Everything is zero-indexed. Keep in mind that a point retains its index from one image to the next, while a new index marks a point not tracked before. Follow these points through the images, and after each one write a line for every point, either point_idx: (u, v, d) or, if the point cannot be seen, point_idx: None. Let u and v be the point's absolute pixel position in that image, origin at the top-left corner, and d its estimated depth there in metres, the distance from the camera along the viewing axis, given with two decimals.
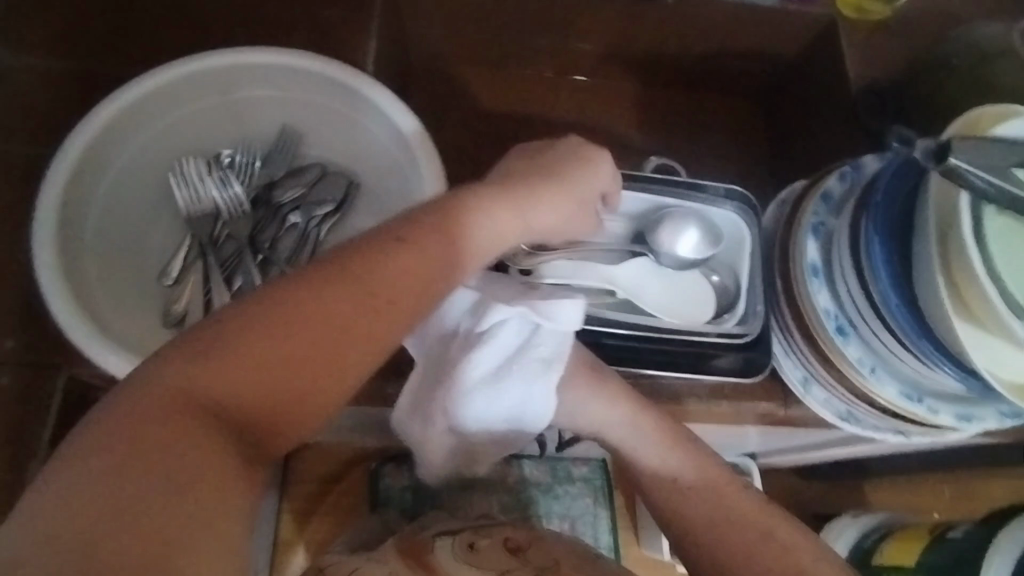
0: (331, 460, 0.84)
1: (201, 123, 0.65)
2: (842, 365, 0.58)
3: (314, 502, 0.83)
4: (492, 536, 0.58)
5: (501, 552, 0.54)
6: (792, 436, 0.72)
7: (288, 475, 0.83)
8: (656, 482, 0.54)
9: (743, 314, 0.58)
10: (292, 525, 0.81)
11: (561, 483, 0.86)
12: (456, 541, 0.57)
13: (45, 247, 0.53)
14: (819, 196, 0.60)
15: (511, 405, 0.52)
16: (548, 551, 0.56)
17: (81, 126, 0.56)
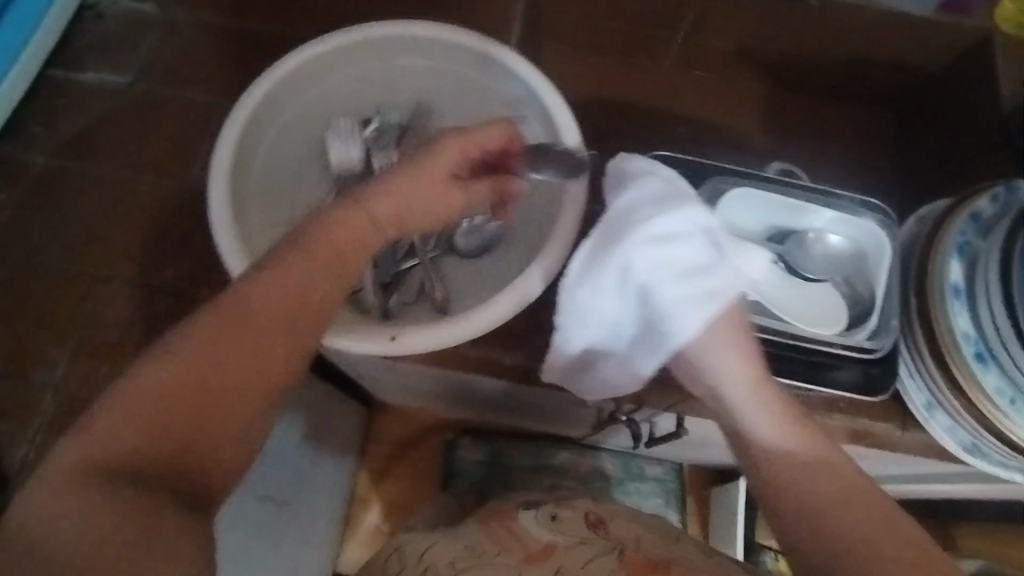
0: (408, 425, 0.96)
1: (354, 89, 0.69)
2: (976, 395, 0.55)
3: (391, 464, 0.95)
4: (574, 507, 0.59)
5: (582, 525, 0.55)
6: (903, 463, 0.69)
7: (370, 433, 0.95)
8: (763, 456, 0.45)
9: (875, 328, 0.57)
10: (368, 481, 0.94)
11: (634, 478, 0.95)
12: (539, 510, 0.58)
13: (218, 189, 0.58)
14: (966, 214, 0.58)
15: (650, 310, 0.49)
16: (629, 525, 0.56)
17: (256, 82, 0.61)
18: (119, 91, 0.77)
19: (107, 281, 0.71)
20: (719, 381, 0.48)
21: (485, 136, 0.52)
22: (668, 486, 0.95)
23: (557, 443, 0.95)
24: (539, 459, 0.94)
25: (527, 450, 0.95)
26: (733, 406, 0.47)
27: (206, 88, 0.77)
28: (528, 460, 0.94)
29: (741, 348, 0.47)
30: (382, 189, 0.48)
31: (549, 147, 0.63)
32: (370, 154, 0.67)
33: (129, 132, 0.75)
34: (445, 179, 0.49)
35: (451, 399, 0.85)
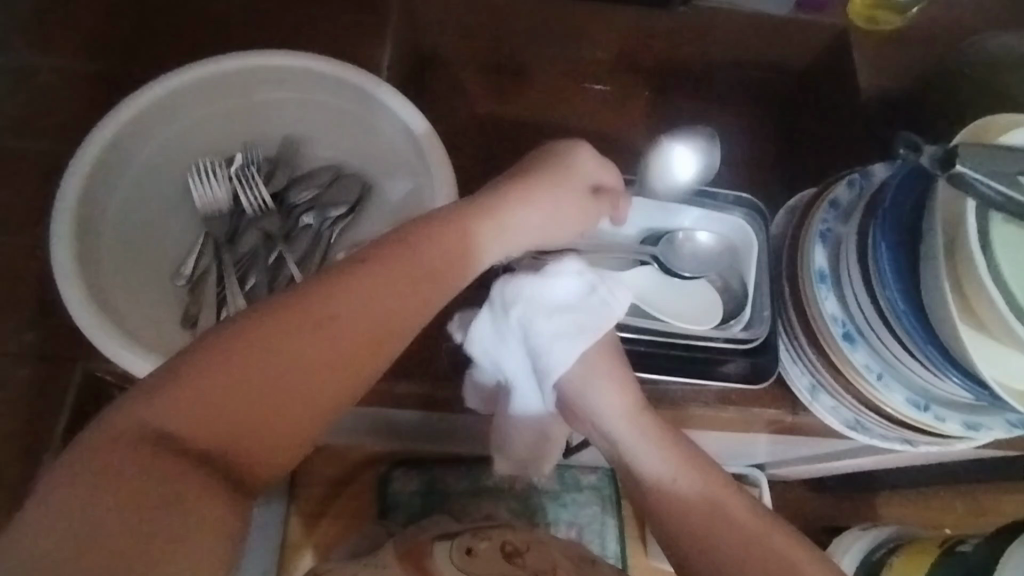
0: (337, 463, 0.92)
1: (217, 125, 0.66)
2: (850, 372, 0.58)
3: (324, 506, 0.91)
4: (490, 538, 0.58)
5: (499, 557, 0.55)
6: (807, 447, 0.72)
7: (298, 479, 0.91)
8: (677, 507, 0.52)
9: (750, 319, 0.59)
10: (300, 528, 0.90)
11: (569, 490, 0.94)
12: (455, 544, 0.58)
13: (62, 245, 0.55)
14: (826, 204, 0.61)
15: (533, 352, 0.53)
16: (545, 555, 0.57)
17: (98, 126, 0.58)
18: None
19: None
20: (609, 420, 0.55)
21: (583, 153, 0.57)
22: (604, 493, 0.95)
23: (493, 462, 0.92)
24: (477, 481, 0.91)
25: (460, 475, 0.92)
26: (628, 458, 0.55)
27: (53, 128, 0.70)
28: (464, 483, 0.91)
29: (629, 408, 0.55)
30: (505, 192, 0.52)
31: (422, 173, 0.64)
32: (237, 193, 0.65)
33: None
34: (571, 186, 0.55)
35: (376, 432, 0.82)
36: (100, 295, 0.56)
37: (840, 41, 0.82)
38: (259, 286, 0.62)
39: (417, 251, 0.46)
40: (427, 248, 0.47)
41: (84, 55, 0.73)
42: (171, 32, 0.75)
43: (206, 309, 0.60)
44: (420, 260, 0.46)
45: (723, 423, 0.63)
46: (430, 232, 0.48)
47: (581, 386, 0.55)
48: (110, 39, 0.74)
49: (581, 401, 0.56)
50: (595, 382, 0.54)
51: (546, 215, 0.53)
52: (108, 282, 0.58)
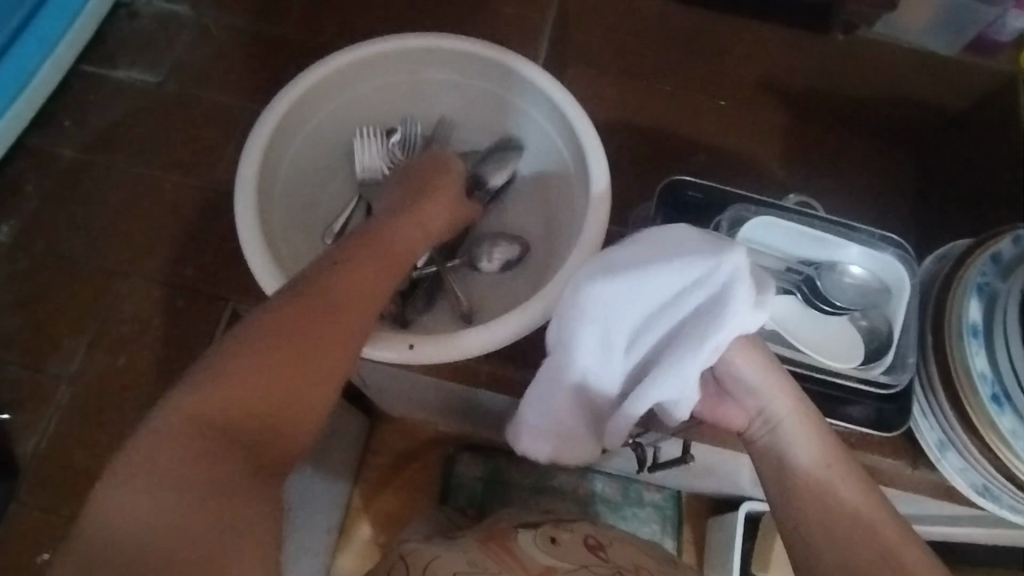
0: (413, 437, 0.97)
1: (383, 98, 0.70)
2: (992, 440, 0.55)
3: (388, 479, 0.95)
4: (573, 532, 0.60)
5: (582, 548, 0.56)
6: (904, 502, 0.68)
7: (371, 445, 0.96)
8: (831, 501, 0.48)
9: (891, 363, 0.57)
10: (362, 496, 0.94)
11: (631, 503, 0.95)
12: (538, 532, 0.59)
13: (245, 193, 0.58)
14: (987, 255, 0.58)
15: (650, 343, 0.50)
16: (629, 553, 0.57)
17: (291, 84, 0.62)
18: (149, 88, 0.78)
19: (125, 276, 0.72)
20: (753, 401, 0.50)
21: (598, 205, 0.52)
22: (667, 513, 0.95)
23: (558, 464, 0.95)
24: (541, 479, 0.94)
25: (530, 470, 0.94)
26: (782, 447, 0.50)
27: (236, 86, 0.78)
28: (529, 479, 0.94)
29: (782, 397, 0.50)
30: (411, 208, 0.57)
31: (572, 166, 0.64)
32: (391, 160, 0.69)
33: (158, 129, 0.77)
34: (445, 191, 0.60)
35: (451, 414, 0.86)
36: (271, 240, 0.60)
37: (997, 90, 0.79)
38: None
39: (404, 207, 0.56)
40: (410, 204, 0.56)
41: (270, 25, 0.81)
42: (349, 12, 0.82)
43: None
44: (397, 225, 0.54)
45: None
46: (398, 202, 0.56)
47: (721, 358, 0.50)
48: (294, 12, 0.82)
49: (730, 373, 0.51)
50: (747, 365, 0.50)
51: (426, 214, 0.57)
52: (276, 231, 0.62)
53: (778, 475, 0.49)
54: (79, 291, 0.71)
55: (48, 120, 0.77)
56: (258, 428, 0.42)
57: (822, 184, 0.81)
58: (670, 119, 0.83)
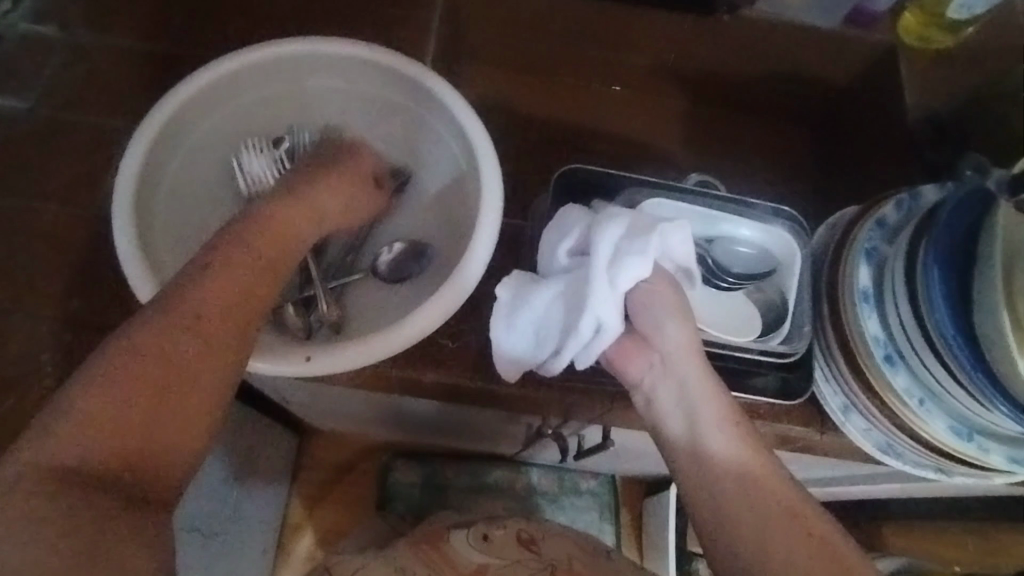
0: (346, 447, 0.94)
1: (270, 107, 0.68)
2: (888, 397, 0.57)
3: (324, 491, 0.93)
4: (505, 527, 0.59)
5: (514, 544, 0.56)
6: (818, 464, 0.71)
7: (303, 459, 0.93)
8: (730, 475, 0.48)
9: (788, 333, 0.59)
10: (301, 508, 0.92)
11: (568, 494, 0.95)
12: (471, 531, 0.59)
13: (120, 214, 0.56)
14: (873, 220, 0.60)
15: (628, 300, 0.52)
16: (561, 545, 0.57)
17: (165, 98, 0.59)
18: (12, 114, 0.73)
19: (7, 314, 0.67)
20: (671, 360, 0.51)
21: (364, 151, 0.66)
22: (603, 499, 0.95)
23: (492, 459, 0.94)
24: (477, 477, 0.93)
25: (462, 470, 0.93)
26: (689, 412, 0.50)
27: (117, 106, 0.75)
28: (465, 477, 0.93)
29: (696, 357, 0.51)
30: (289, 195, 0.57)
31: (466, 164, 0.64)
32: (279, 171, 0.66)
33: (29, 155, 0.72)
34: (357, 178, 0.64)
35: (378, 422, 0.84)
36: (150, 260, 0.57)
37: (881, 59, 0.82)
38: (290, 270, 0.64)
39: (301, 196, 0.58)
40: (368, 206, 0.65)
41: (149, 41, 0.78)
42: (232, 21, 0.79)
43: None
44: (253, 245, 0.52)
45: None
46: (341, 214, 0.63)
47: (662, 309, 0.52)
48: (174, 26, 0.78)
49: (655, 322, 0.52)
50: (671, 320, 0.52)
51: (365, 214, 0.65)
52: (157, 245, 0.60)
53: (692, 451, 0.49)
54: None
55: None
56: (155, 462, 0.43)
57: None
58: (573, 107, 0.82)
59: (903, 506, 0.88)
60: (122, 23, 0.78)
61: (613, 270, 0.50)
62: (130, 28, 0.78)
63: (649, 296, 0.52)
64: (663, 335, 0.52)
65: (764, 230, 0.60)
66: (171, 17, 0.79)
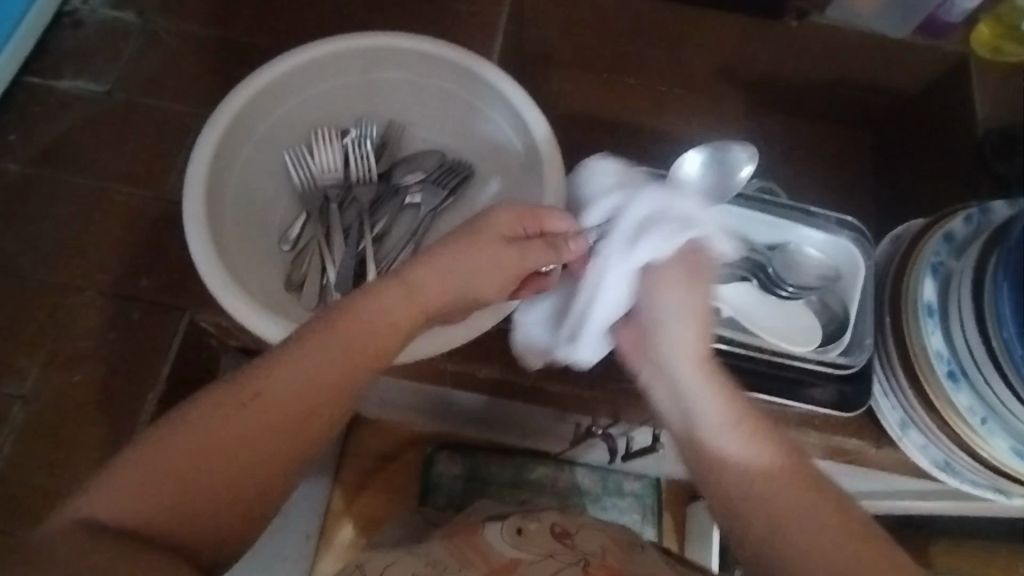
0: (390, 438, 0.95)
1: (339, 96, 0.70)
2: (950, 415, 0.56)
3: (368, 476, 0.93)
4: (540, 521, 0.60)
5: (549, 537, 0.56)
6: (870, 478, 0.70)
7: (346, 447, 0.94)
8: (739, 479, 0.44)
9: (848, 344, 0.58)
10: (343, 497, 0.92)
11: (611, 494, 0.95)
12: (505, 525, 0.59)
13: (193, 194, 0.59)
14: (940, 234, 0.59)
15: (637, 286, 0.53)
16: (595, 538, 0.57)
17: (242, 85, 0.62)
18: (89, 98, 0.77)
19: (79, 291, 0.70)
20: (673, 353, 0.50)
21: (545, 215, 0.54)
22: (646, 501, 0.95)
23: (536, 456, 0.95)
24: (519, 473, 0.94)
25: (506, 465, 0.95)
26: (690, 409, 0.48)
27: (187, 93, 0.77)
28: (507, 473, 0.94)
29: (700, 351, 0.50)
30: (433, 258, 0.51)
31: (528, 163, 0.65)
32: (348, 160, 0.69)
33: (104, 139, 0.75)
34: (495, 241, 0.52)
35: (427, 414, 0.85)
36: (218, 240, 0.60)
37: (951, 71, 0.81)
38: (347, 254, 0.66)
39: (437, 265, 0.51)
40: (451, 257, 0.51)
41: (220, 30, 0.80)
42: (300, 14, 0.81)
43: (309, 276, 0.64)
44: (388, 311, 0.48)
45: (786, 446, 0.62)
46: (461, 254, 0.51)
47: (669, 305, 0.51)
48: (244, 18, 0.81)
49: (660, 314, 0.52)
50: (677, 318, 0.51)
51: (473, 279, 0.51)
52: (224, 227, 0.62)
53: (693, 448, 0.47)
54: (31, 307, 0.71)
55: None
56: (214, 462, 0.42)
57: None
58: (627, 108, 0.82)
59: (956, 525, 0.86)
60: (195, 13, 0.81)
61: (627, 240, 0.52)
62: (202, 17, 0.81)
63: (656, 289, 0.52)
64: (664, 331, 0.51)
65: (828, 240, 0.60)
66: (242, 9, 0.81)
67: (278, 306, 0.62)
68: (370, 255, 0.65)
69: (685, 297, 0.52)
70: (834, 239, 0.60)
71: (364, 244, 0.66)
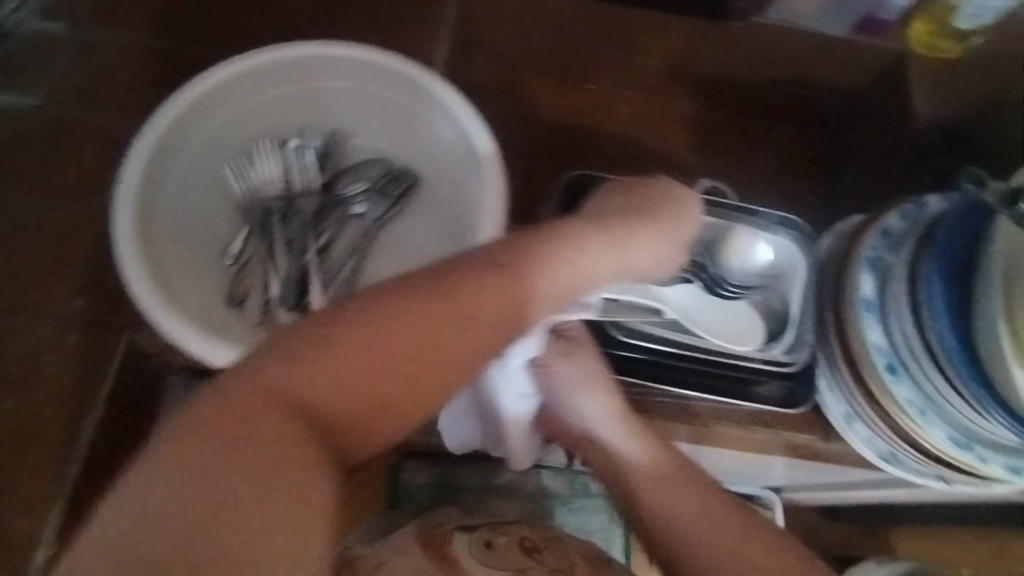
0: None
1: (279, 105, 0.68)
2: (890, 407, 0.57)
3: None
4: (508, 534, 0.58)
5: (517, 551, 0.56)
6: (823, 472, 0.71)
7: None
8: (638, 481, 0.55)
9: (790, 342, 0.60)
10: None
11: (580, 496, 0.86)
12: (474, 537, 0.57)
13: (124, 213, 0.58)
14: (878, 230, 0.60)
15: (541, 388, 0.58)
16: (563, 553, 0.57)
17: (171, 101, 0.61)
18: (21, 113, 0.75)
19: (10, 312, 0.67)
20: (591, 421, 0.57)
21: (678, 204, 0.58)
22: (618, 502, 0.87)
23: (505, 461, 0.83)
24: (488, 480, 0.82)
25: (473, 470, 0.83)
26: (613, 450, 0.57)
27: (123, 106, 0.75)
28: (476, 479, 0.82)
29: (611, 407, 0.57)
30: (598, 224, 0.53)
31: (472, 171, 0.65)
32: (290, 172, 0.68)
33: (38, 156, 0.73)
34: (663, 231, 0.56)
35: None
36: (152, 258, 0.59)
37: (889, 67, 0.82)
38: (290, 267, 0.65)
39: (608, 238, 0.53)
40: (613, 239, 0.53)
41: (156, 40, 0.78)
42: (239, 22, 0.80)
43: (252, 290, 0.63)
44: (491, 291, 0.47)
45: (737, 444, 0.63)
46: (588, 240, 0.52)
47: (571, 382, 0.57)
48: (182, 27, 0.79)
49: (565, 395, 0.57)
50: (583, 389, 0.57)
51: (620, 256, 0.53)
52: (160, 243, 0.61)
53: (621, 485, 0.56)
54: None
55: None
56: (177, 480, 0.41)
57: None
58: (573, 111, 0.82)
59: None
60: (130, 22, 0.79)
61: (503, 362, 0.55)
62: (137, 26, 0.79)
63: (552, 377, 0.58)
64: (576, 408, 0.57)
65: (770, 240, 0.62)
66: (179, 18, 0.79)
67: (220, 324, 0.61)
68: (316, 267, 0.65)
69: (578, 369, 0.57)
70: (776, 238, 0.62)
71: (308, 256, 0.66)
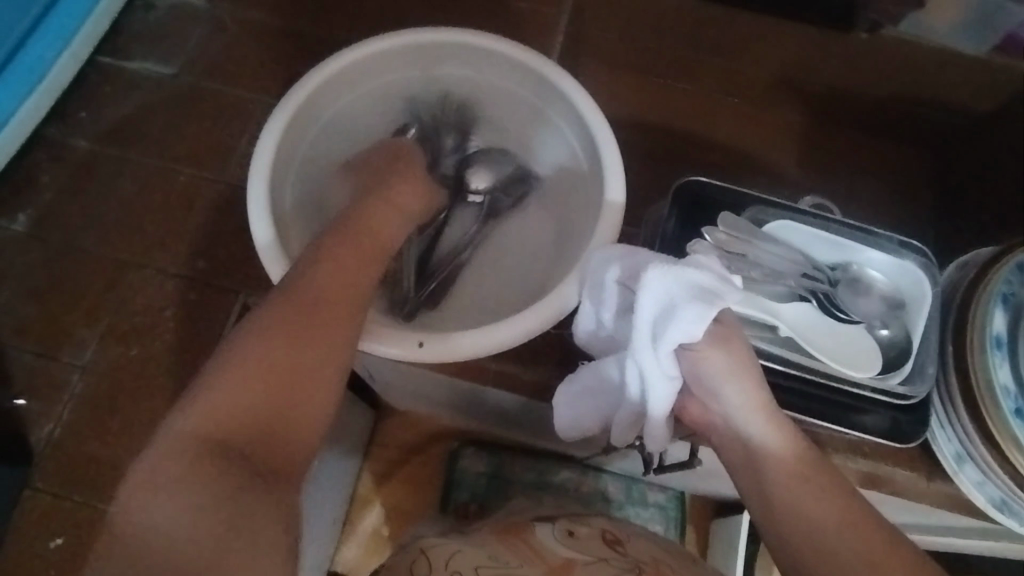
0: (415, 431, 0.95)
1: (399, 90, 0.69)
2: (1014, 455, 0.54)
3: (395, 467, 0.93)
4: (589, 526, 0.59)
5: (599, 542, 0.56)
6: (912, 509, 0.68)
7: (375, 437, 0.94)
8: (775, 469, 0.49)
9: (909, 373, 0.56)
10: (370, 483, 0.92)
11: (634, 503, 0.93)
12: (556, 526, 0.58)
13: (259, 179, 0.57)
14: (1014, 264, 0.57)
15: (685, 365, 0.51)
16: (645, 547, 0.56)
17: (306, 79, 0.61)
18: (154, 80, 0.79)
19: (140, 267, 0.73)
20: (731, 411, 0.51)
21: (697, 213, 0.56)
22: (669, 513, 0.93)
23: (561, 460, 0.94)
24: (543, 476, 0.93)
25: (530, 466, 0.94)
26: (747, 442, 0.50)
27: (246, 78, 0.79)
28: (531, 474, 0.93)
29: (756, 397, 0.50)
30: None
31: (587, 164, 0.64)
32: None
33: (172, 123, 0.77)
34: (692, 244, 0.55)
35: (448, 408, 0.85)
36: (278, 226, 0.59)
37: None
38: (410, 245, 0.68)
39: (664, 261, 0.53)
40: None
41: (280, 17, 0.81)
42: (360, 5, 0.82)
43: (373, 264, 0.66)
44: None
45: None
46: None
47: (720, 370, 0.50)
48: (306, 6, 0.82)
49: (711, 381, 0.51)
50: (728, 378, 0.50)
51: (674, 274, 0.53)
52: (285, 215, 0.61)
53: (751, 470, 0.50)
54: (91, 279, 0.73)
55: (64, 116, 0.78)
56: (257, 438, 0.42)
57: (845, 182, 0.79)
58: (681, 114, 0.80)
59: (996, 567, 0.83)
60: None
61: (656, 331, 0.48)
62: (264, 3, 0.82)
63: (699, 359, 0.50)
64: (721, 398, 0.51)
65: (895, 268, 0.57)
66: None
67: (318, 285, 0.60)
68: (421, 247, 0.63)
69: (730, 359, 0.50)
70: (902, 265, 0.57)
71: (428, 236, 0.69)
